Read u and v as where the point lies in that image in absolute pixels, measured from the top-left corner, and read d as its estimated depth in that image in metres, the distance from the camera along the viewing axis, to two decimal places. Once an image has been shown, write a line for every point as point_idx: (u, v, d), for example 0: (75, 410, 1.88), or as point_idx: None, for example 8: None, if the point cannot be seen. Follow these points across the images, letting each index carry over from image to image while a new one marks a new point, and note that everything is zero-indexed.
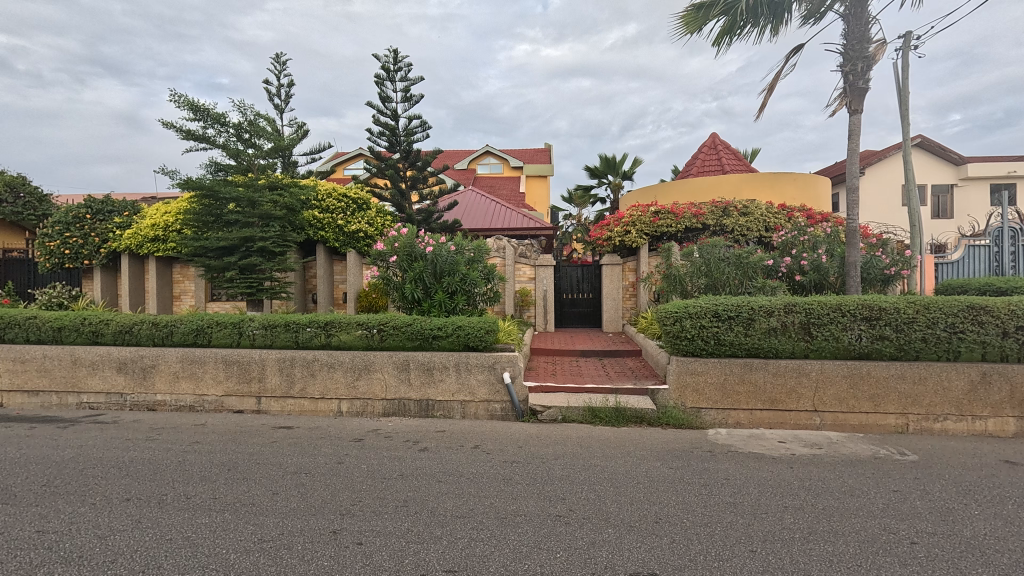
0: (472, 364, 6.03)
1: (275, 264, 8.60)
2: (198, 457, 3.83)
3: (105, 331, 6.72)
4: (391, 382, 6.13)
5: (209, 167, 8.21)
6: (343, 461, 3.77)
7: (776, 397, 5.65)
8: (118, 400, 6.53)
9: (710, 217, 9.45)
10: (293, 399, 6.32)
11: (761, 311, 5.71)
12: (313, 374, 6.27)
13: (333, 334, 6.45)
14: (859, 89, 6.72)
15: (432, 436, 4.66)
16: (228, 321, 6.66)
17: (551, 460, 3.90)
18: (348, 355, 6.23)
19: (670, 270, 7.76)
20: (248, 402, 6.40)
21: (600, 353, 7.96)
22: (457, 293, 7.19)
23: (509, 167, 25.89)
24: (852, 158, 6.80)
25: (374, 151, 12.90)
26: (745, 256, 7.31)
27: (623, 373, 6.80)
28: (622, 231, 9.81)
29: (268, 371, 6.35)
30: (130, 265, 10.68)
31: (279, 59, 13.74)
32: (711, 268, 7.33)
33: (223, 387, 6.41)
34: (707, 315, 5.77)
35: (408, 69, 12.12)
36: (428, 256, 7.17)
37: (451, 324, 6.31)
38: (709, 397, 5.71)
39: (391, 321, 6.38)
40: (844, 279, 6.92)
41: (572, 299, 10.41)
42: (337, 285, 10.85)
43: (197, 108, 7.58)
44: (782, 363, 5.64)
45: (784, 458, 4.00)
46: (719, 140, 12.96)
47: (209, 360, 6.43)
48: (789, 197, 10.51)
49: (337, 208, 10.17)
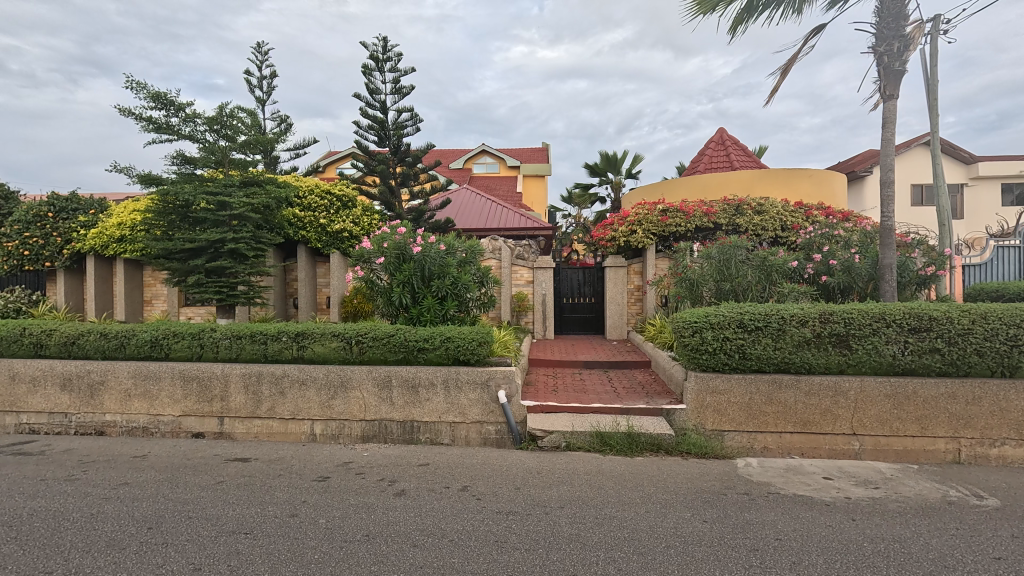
0: (463, 381, 5.32)
1: (248, 267, 7.86)
2: (119, 509, 3.09)
3: (48, 343, 5.95)
4: (370, 402, 5.41)
5: (175, 161, 7.42)
6: (297, 514, 3.03)
7: (809, 419, 4.99)
8: (63, 422, 5.78)
9: (722, 216, 8.78)
10: (260, 420, 5.59)
11: (792, 321, 5.00)
12: (282, 392, 5.54)
13: (306, 346, 5.69)
14: (895, 72, 6.00)
15: (412, 472, 3.92)
16: (187, 331, 5.88)
17: (557, 510, 3.17)
18: (323, 371, 5.50)
19: (685, 273, 7.09)
20: (209, 423, 5.66)
21: (605, 364, 7.26)
22: (447, 298, 6.45)
23: (505, 166, 25.22)
24: (886, 149, 6.12)
25: (361, 146, 12.11)
26: (768, 259, 6.62)
27: (632, 389, 6.06)
28: (627, 231, 9.07)
29: (231, 389, 5.61)
30: (97, 266, 9.91)
31: (261, 48, 12.98)
32: (728, 271, 6.65)
33: (181, 407, 5.66)
34: (731, 325, 5.06)
35: (398, 58, 11.38)
36: (416, 257, 6.41)
37: (439, 335, 5.57)
38: (733, 419, 5.04)
39: (371, 332, 5.64)
40: (877, 282, 6.19)
41: (572, 304, 9.74)
42: (320, 289, 10.10)
43: (159, 95, 6.82)
44: (816, 381, 4.96)
45: (840, 506, 3.28)
46: (728, 135, 12.26)
47: (165, 376, 5.68)
48: (804, 194, 9.84)
49: (319, 206, 9.41)
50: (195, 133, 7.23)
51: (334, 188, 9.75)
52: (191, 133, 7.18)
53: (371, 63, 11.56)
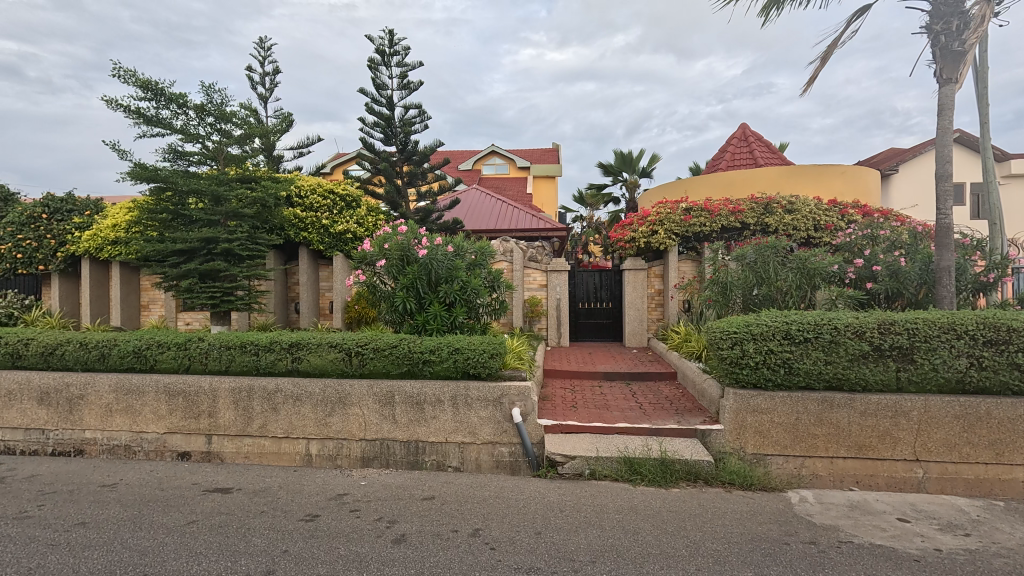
0: (473, 398, 4.82)
1: (243, 269, 7.39)
2: (66, 561, 2.60)
3: (26, 353, 5.51)
4: (370, 419, 4.92)
5: (166, 155, 6.96)
6: (275, 572, 2.51)
7: (864, 442, 4.42)
8: (40, 439, 5.34)
9: (750, 215, 8.19)
10: (251, 438, 5.11)
11: (847, 331, 4.40)
12: (275, 409, 5.05)
13: (300, 358, 5.17)
14: (954, 52, 5.39)
15: (415, 509, 3.40)
16: (173, 340, 5.37)
17: (588, 566, 2.63)
18: (320, 386, 5.01)
19: (719, 276, 6.45)
20: (196, 442, 5.19)
21: (626, 375, 6.70)
22: (456, 304, 5.91)
23: (515, 167, 24.72)
24: (942, 139, 5.52)
25: (367, 144, 11.65)
26: (809, 259, 5.95)
27: (660, 405, 5.47)
28: (648, 231, 8.47)
29: (220, 405, 5.13)
30: (92, 270, 9.52)
31: (264, 43, 12.53)
32: (766, 276, 6.03)
33: (166, 424, 5.20)
34: (776, 336, 4.47)
35: (404, 51, 10.91)
36: (423, 259, 5.87)
37: (447, 345, 5.04)
38: (776, 442, 4.50)
39: (373, 342, 5.12)
40: (933, 286, 5.52)
41: (588, 309, 9.21)
42: (323, 293, 9.63)
43: (148, 85, 6.36)
44: (873, 400, 4.38)
45: (934, 562, 2.69)
46: (750, 130, 11.66)
47: (149, 390, 5.22)
48: (837, 192, 9.21)
49: (322, 205, 8.95)
50: (187, 126, 6.78)
51: (337, 187, 9.28)
52: (183, 126, 6.73)
53: (377, 57, 11.10)
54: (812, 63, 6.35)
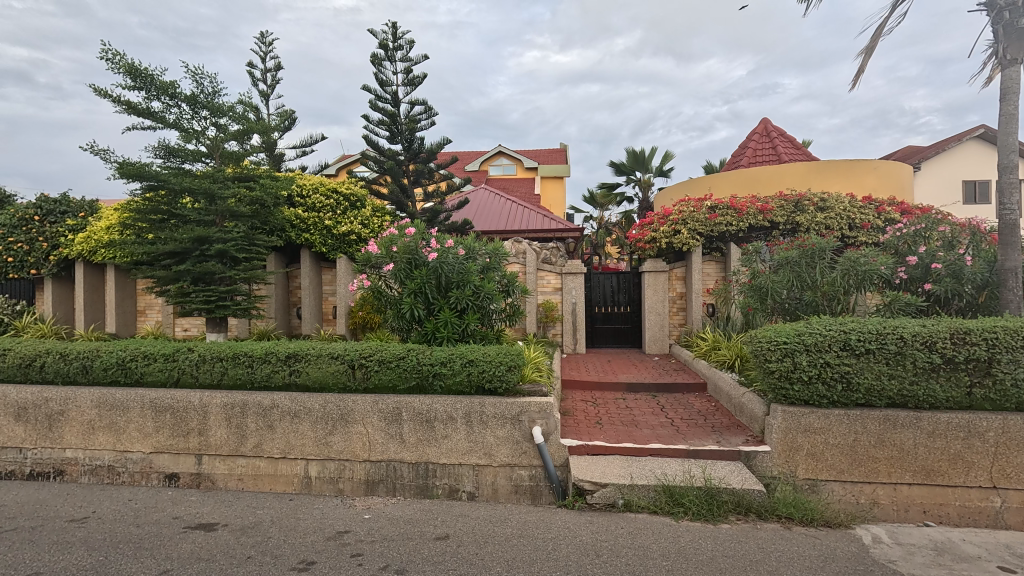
0: (489, 416, 4.35)
1: (240, 273, 6.95)
2: None
3: (3, 365, 5.09)
4: (376, 438, 4.47)
5: (157, 151, 6.55)
6: None
7: (933, 467, 3.90)
8: (17, 459, 4.92)
9: (780, 213, 7.65)
10: (245, 459, 4.67)
11: (915, 342, 3.86)
12: (271, 426, 4.61)
13: (298, 370, 4.70)
14: (1020, 31, 4.86)
15: (426, 554, 2.92)
16: (160, 351, 4.90)
17: None
18: (320, 401, 4.55)
19: (757, 279, 5.84)
20: (185, 463, 4.75)
21: (651, 386, 6.21)
22: (468, 311, 5.43)
23: (523, 168, 24.27)
24: (1006, 128, 4.98)
25: (372, 143, 11.20)
26: (859, 259, 5.30)
27: (694, 422, 4.96)
28: (670, 231, 7.96)
29: (211, 422, 4.69)
30: (86, 274, 9.13)
31: (264, 37, 12.06)
32: (810, 278, 5.50)
33: (152, 443, 4.77)
34: (833, 347, 3.95)
35: (409, 45, 10.47)
36: (433, 262, 5.40)
37: (460, 357, 4.56)
38: (832, 466, 4.00)
39: (377, 353, 4.64)
40: (997, 289, 4.99)
41: (604, 313, 8.74)
42: (325, 298, 9.18)
43: (138, 75, 5.94)
44: (943, 419, 3.87)
45: None
46: (772, 125, 11.13)
47: (134, 406, 4.77)
48: (871, 188, 8.66)
49: (325, 205, 8.51)
50: (180, 120, 6.37)
51: (341, 186, 8.82)
52: (176, 119, 6.32)
53: (381, 52, 10.67)
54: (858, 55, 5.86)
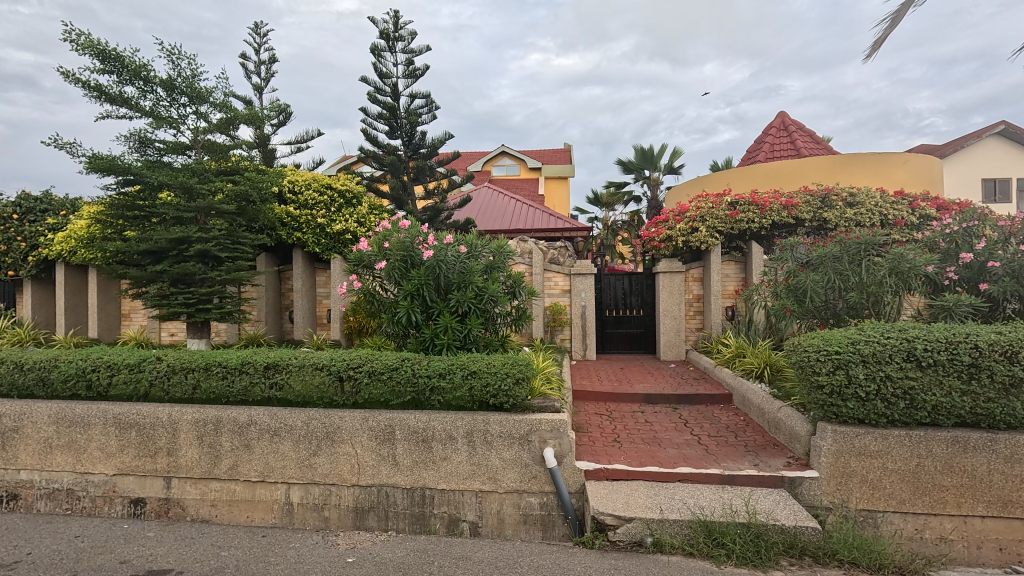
0: (494, 436, 3.82)
1: (223, 273, 6.44)
2: None
3: None
4: (365, 460, 3.95)
5: (132, 141, 6.06)
6: None
7: (1010, 497, 3.34)
8: None
9: (806, 209, 7.10)
10: (219, 483, 4.15)
11: (994, 353, 3.30)
12: (248, 446, 4.09)
13: (278, 381, 4.17)
14: None
15: None
16: (125, 361, 4.37)
17: None
18: (302, 418, 4.02)
19: (794, 279, 5.22)
20: (153, 486, 4.24)
21: (671, 397, 5.67)
22: (470, 315, 4.91)
23: (527, 168, 23.75)
24: None
25: (370, 138, 10.67)
26: (906, 255, 4.65)
27: (724, 440, 4.41)
28: (686, 228, 7.42)
29: (181, 441, 4.17)
30: (67, 276, 8.63)
31: (258, 27, 11.52)
32: (855, 277, 4.82)
33: (116, 464, 4.25)
34: (894, 359, 3.39)
35: (410, 35, 9.97)
36: (432, 262, 4.85)
37: (460, 368, 4.03)
38: (891, 494, 3.46)
39: (366, 363, 4.11)
40: None
41: (616, 317, 8.21)
42: (319, 301, 8.65)
43: (107, 56, 5.46)
44: (1022, 442, 3.32)
45: None
46: (790, 119, 10.56)
47: (96, 423, 4.25)
48: (901, 183, 8.10)
49: (318, 202, 7.99)
50: (156, 107, 5.89)
51: (336, 182, 8.28)
52: (152, 106, 5.84)
53: (381, 42, 10.17)
54: (884, 28, 5.04)
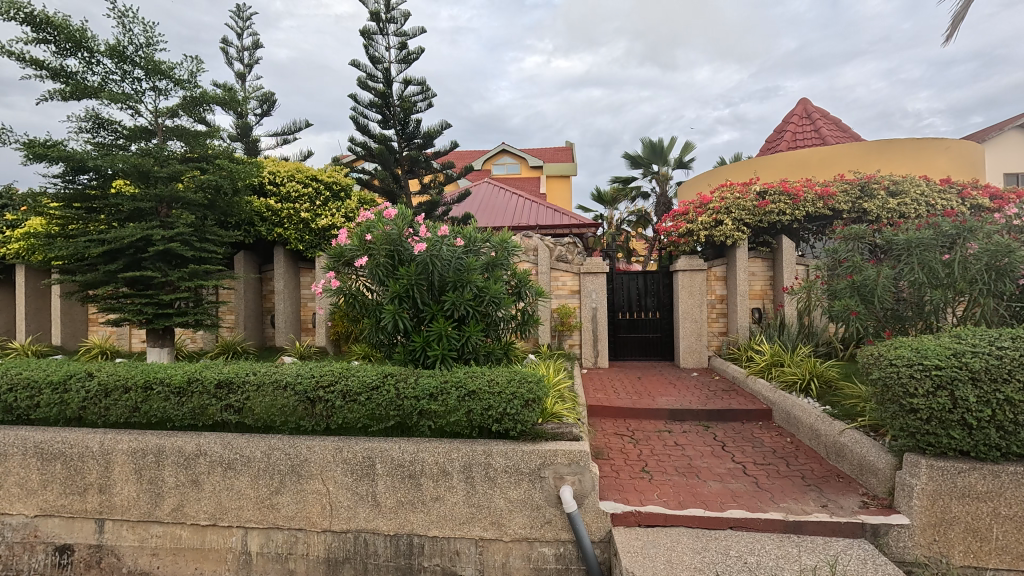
0: (498, 472, 3.07)
1: (187, 274, 5.69)
2: None
3: None
4: (339, 499, 3.19)
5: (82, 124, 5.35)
6: None
7: None
8: None
9: (844, 199, 6.36)
10: (161, 527, 3.39)
11: None
12: (197, 482, 3.33)
13: (234, 400, 3.42)
14: None
15: None
16: (51, 378, 3.62)
17: None
18: (262, 448, 3.27)
19: (859, 274, 4.40)
20: (81, 531, 3.48)
21: (700, 414, 4.91)
22: (469, 320, 4.17)
23: (529, 167, 23.01)
24: None
25: (361, 128, 9.88)
26: (1011, 247, 3.72)
27: (775, 469, 3.66)
28: (709, 221, 6.66)
29: (116, 475, 3.41)
30: (28, 278, 7.87)
31: (243, 11, 10.74)
32: (926, 273, 4.04)
33: (37, 504, 3.49)
34: (1015, 376, 2.63)
35: (403, 16, 9.25)
36: (423, 258, 4.10)
37: (456, 386, 3.27)
38: (1007, 547, 2.71)
39: (340, 378, 3.36)
40: None
41: (629, 321, 7.46)
42: (303, 304, 7.90)
43: (41, 22, 4.76)
44: None
45: None
46: (812, 106, 9.82)
47: (13, 453, 3.50)
48: (942, 171, 7.35)
49: (300, 195, 7.24)
50: (106, 83, 5.18)
51: (322, 174, 7.56)
52: (101, 81, 5.14)
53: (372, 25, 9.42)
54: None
